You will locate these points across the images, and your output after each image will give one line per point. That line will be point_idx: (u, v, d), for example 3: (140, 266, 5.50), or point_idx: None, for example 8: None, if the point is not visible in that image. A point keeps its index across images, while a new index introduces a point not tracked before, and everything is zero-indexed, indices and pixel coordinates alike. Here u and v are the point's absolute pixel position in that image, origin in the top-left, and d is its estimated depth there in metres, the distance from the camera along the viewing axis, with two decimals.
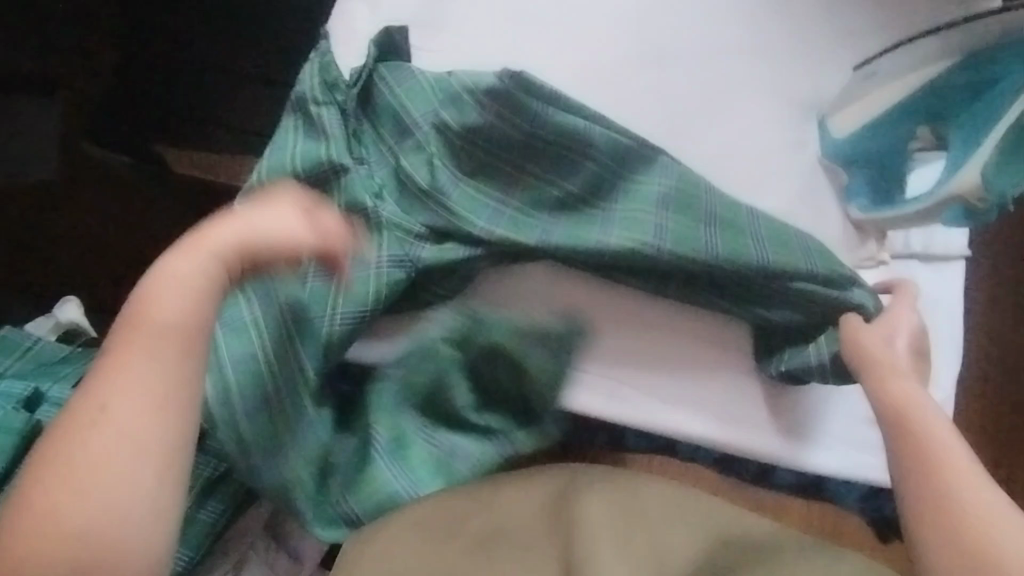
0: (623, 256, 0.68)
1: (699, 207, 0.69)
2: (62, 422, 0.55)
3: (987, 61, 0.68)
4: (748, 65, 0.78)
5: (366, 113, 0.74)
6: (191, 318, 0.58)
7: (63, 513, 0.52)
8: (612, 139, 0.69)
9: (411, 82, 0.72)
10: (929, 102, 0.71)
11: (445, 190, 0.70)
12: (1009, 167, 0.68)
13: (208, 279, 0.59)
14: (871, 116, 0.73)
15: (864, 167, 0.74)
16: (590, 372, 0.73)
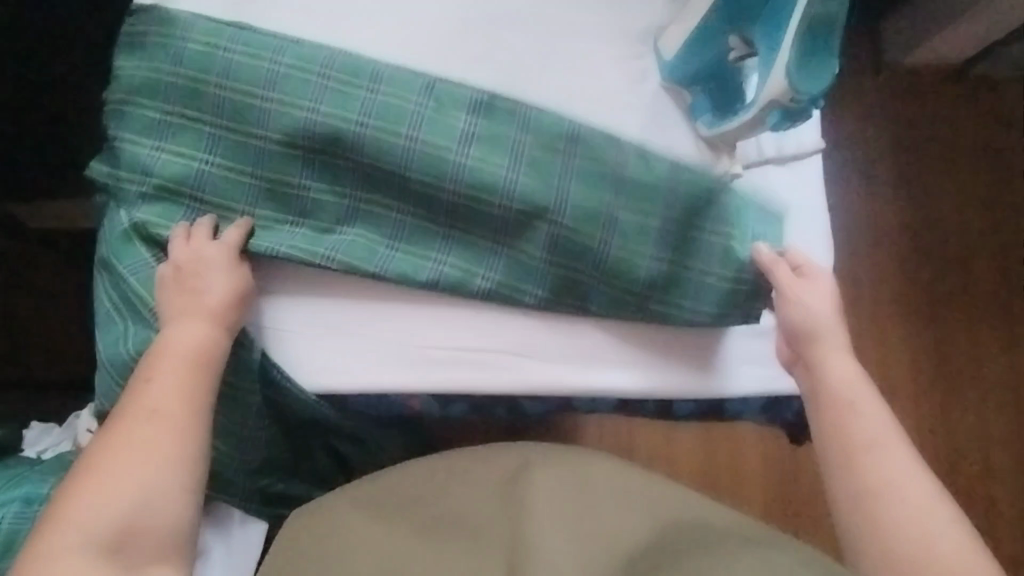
0: (463, 222, 0.73)
1: (558, 148, 0.73)
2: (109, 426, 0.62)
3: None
4: (575, 13, 0.79)
5: (159, 95, 0.73)
6: (201, 368, 0.66)
7: (113, 480, 0.59)
8: (443, 90, 0.73)
9: (190, 56, 0.73)
10: (731, 8, 0.72)
11: (256, 168, 0.73)
12: (807, 69, 0.67)
13: (210, 348, 0.67)
14: (685, 30, 0.76)
15: (695, 82, 0.77)
16: (494, 350, 0.74)
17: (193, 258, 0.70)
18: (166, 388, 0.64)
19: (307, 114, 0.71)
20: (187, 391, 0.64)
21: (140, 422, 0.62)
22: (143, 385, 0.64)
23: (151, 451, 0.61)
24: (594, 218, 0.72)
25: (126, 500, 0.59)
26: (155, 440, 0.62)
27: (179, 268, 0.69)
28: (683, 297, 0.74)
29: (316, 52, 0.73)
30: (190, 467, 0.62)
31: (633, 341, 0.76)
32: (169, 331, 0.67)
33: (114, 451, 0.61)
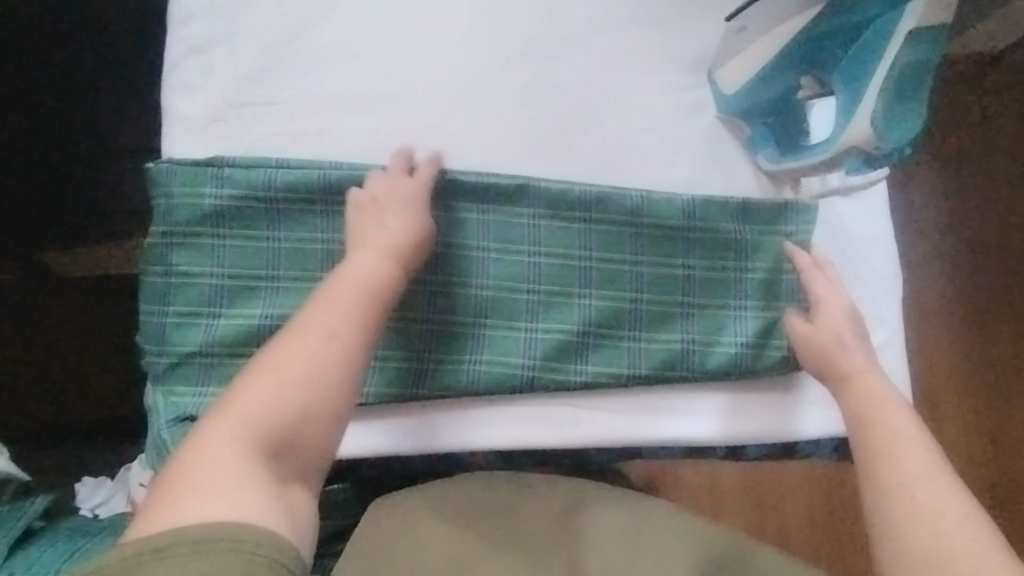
0: (502, 309, 0.72)
1: (573, 233, 0.73)
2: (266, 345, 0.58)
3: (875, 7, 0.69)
4: (619, 44, 0.79)
5: (172, 225, 0.72)
6: (367, 289, 0.61)
7: (247, 398, 0.55)
8: (454, 179, 0.71)
9: (201, 187, 0.72)
10: (804, 54, 0.73)
11: (270, 291, 0.72)
12: (896, 119, 0.68)
13: (385, 285, 0.62)
14: (749, 75, 0.76)
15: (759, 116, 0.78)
16: (548, 407, 0.73)
17: (391, 188, 0.68)
18: (325, 319, 0.58)
19: (321, 236, 0.72)
20: (345, 307, 0.59)
21: (294, 336, 0.58)
22: (325, 291, 0.60)
23: (308, 368, 0.56)
24: (625, 310, 0.73)
25: (264, 421, 0.54)
26: (301, 360, 0.56)
27: (394, 178, 0.68)
28: (725, 335, 0.74)
29: (310, 171, 0.72)
30: (311, 391, 0.56)
31: (701, 402, 0.75)
32: (383, 240, 0.64)
33: (270, 370, 0.56)
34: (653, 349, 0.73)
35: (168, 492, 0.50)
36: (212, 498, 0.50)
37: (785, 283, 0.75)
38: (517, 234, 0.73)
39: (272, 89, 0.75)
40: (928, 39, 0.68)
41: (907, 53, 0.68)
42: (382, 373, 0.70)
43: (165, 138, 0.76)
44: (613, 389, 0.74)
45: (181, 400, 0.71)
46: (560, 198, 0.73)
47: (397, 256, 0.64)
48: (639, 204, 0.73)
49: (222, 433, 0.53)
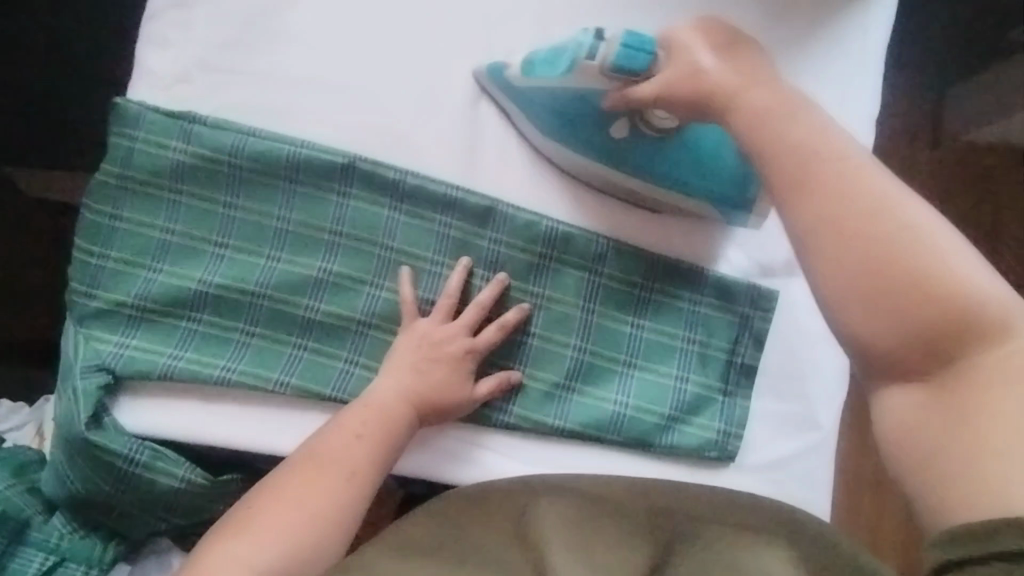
0: None
1: (531, 270, 0.72)
2: (301, 453, 0.65)
3: (581, 91, 0.68)
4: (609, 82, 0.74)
5: (128, 169, 0.70)
6: (394, 405, 0.67)
7: (300, 471, 0.63)
8: (422, 185, 0.71)
9: (166, 137, 0.70)
10: (670, 157, 0.71)
11: (212, 258, 0.70)
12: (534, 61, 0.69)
13: (405, 423, 0.67)
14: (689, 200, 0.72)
15: (749, 197, 0.72)
16: (465, 439, 0.71)
17: (448, 338, 0.69)
18: (348, 434, 0.65)
19: (278, 215, 0.70)
20: (366, 440, 0.65)
21: (324, 445, 0.65)
22: (342, 420, 0.66)
23: (339, 457, 0.64)
24: (564, 359, 0.72)
25: (306, 501, 0.62)
26: (340, 440, 0.65)
27: (452, 333, 0.69)
28: (659, 404, 0.72)
29: (278, 144, 0.70)
30: (352, 462, 0.64)
31: (619, 463, 0.72)
32: (411, 376, 0.68)
33: (299, 483, 0.63)
34: (584, 403, 0.72)
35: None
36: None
37: (731, 363, 0.74)
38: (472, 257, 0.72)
39: (243, 60, 0.71)
40: (622, 42, 0.65)
41: (624, 70, 0.65)
42: (306, 365, 0.69)
43: (130, 88, 0.72)
44: (524, 435, 0.72)
45: (101, 350, 0.68)
46: (527, 233, 0.72)
47: (415, 388, 0.68)
48: (602, 253, 0.73)
49: (235, 546, 0.59)
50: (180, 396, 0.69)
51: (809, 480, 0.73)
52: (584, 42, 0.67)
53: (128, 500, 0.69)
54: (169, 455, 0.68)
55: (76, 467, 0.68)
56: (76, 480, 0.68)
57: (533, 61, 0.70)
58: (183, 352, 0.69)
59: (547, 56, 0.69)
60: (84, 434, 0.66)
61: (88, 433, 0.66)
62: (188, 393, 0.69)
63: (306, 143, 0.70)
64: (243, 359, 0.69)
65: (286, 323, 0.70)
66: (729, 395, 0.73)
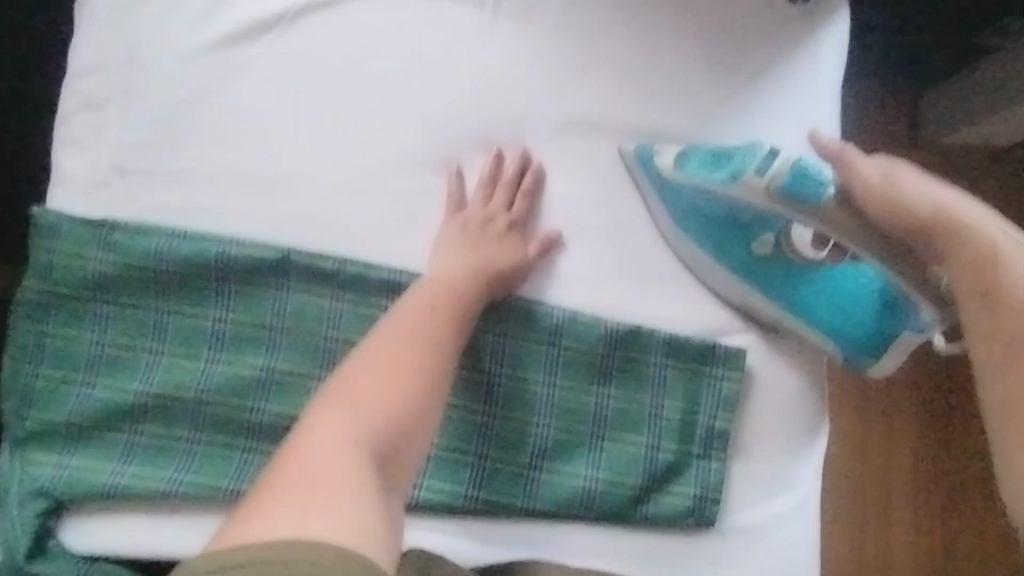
0: None
1: (482, 345, 0.69)
2: (312, 412, 0.55)
3: (736, 200, 0.67)
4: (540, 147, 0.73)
5: (52, 282, 0.67)
6: (428, 335, 0.61)
7: (338, 416, 0.54)
8: (360, 270, 0.68)
9: (90, 246, 0.67)
10: (806, 279, 0.70)
11: (147, 367, 0.67)
12: (703, 167, 0.68)
13: (442, 342, 0.61)
14: (805, 329, 0.71)
15: (877, 341, 0.69)
16: (424, 527, 0.68)
17: (479, 225, 0.70)
18: (383, 358, 0.59)
19: (213, 316, 0.68)
20: (408, 371, 0.58)
21: (349, 396, 0.56)
22: (363, 358, 0.59)
23: (380, 404, 0.56)
24: (524, 435, 0.69)
25: (370, 447, 0.53)
26: (371, 397, 0.56)
27: (490, 215, 0.70)
28: (629, 475, 0.69)
29: (206, 243, 0.68)
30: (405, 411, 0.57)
31: (593, 542, 0.69)
32: (466, 255, 0.68)
33: (354, 426, 0.54)
34: (549, 482, 0.69)
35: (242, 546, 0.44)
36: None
37: (701, 424, 0.71)
38: None
39: (162, 158, 0.70)
40: (794, 166, 0.63)
41: (788, 199, 0.63)
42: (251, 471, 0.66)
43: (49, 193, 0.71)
44: (489, 521, 0.69)
45: (37, 474, 0.65)
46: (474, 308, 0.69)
47: (425, 307, 0.63)
48: (559, 324, 0.70)
49: (304, 463, 0.51)
50: (125, 513, 0.66)
51: (793, 539, 0.70)
52: (750, 157, 0.66)
53: None
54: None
55: None
56: None
57: (687, 154, 0.70)
58: (124, 469, 0.66)
59: (705, 156, 0.69)
60: (25, 565, 0.63)
61: (28, 564, 0.63)
62: (134, 510, 0.66)
63: (236, 238, 0.68)
64: (188, 469, 0.66)
65: (231, 428, 0.67)
66: (703, 459, 0.70)
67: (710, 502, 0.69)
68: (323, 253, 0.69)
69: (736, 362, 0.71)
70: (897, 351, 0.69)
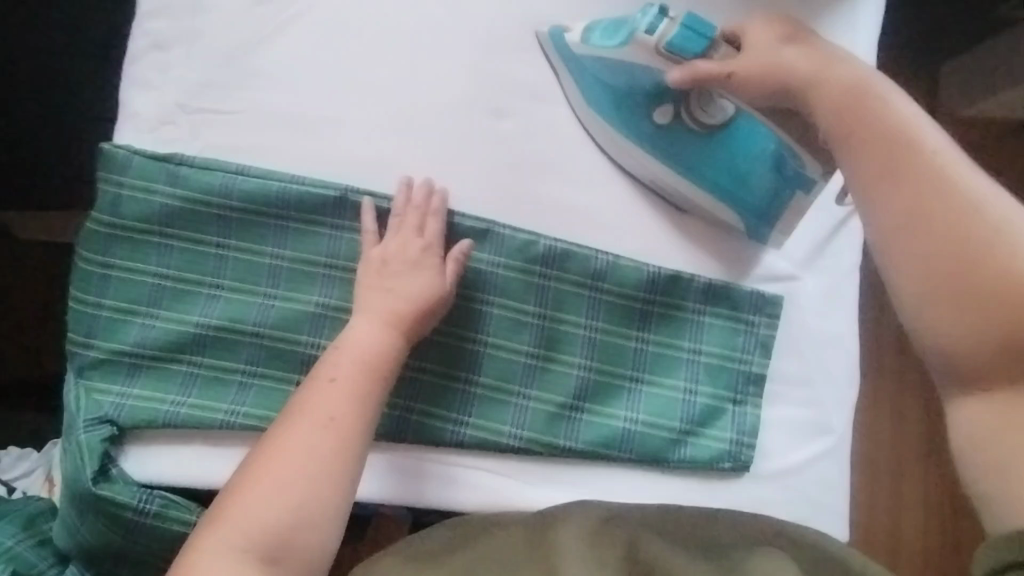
0: (444, 361, 0.70)
1: (529, 289, 0.71)
2: (273, 430, 0.61)
3: (632, 66, 0.69)
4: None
5: (117, 216, 0.69)
6: (377, 340, 0.64)
7: (292, 435, 0.60)
8: None
9: (154, 182, 0.69)
10: (708, 150, 0.71)
11: (206, 299, 0.69)
12: (603, 36, 0.71)
13: (381, 347, 0.64)
14: (700, 195, 0.72)
15: (775, 208, 0.72)
16: (475, 467, 0.70)
17: (401, 249, 0.68)
18: (343, 369, 0.63)
19: (272, 252, 0.70)
20: (349, 384, 0.63)
21: (293, 419, 0.61)
22: (324, 366, 0.63)
23: (329, 421, 0.61)
24: (567, 377, 0.71)
25: (285, 473, 0.59)
26: (325, 413, 0.61)
27: (404, 239, 0.68)
28: (670, 419, 0.71)
29: (266, 181, 0.70)
30: (353, 420, 0.62)
31: (630, 480, 0.71)
32: (381, 277, 0.67)
33: (258, 456, 0.60)
34: (593, 423, 0.71)
35: (214, 526, 0.57)
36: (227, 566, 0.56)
37: (741, 369, 0.73)
38: (472, 280, 0.71)
39: (227, 99, 0.71)
40: (683, 23, 0.66)
41: (675, 55, 0.67)
42: None
43: (115, 130, 0.73)
44: (530, 458, 0.71)
45: (101, 401, 0.67)
46: (524, 252, 0.71)
47: (393, 312, 0.66)
48: (602, 269, 0.72)
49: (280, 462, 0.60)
50: (185, 441, 0.68)
51: (823, 483, 0.72)
52: (643, 18, 0.68)
53: (142, 548, 0.68)
54: (181, 502, 0.67)
55: (87, 520, 0.67)
56: (88, 535, 0.67)
57: (593, 30, 0.72)
58: (185, 398, 0.68)
59: (606, 28, 0.71)
60: (90, 488, 0.65)
61: (94, 488, 0.65)
62: (195, 439, 0.68)
63: (295, 176, 0.70)
64: (247, 400, 0.68)
65: (287, 361, 0.69)
66: (739, 403, 0.73)
67: (749, 446, 0.72)
68: (378, 193, 0.71)
69: (774, 310, 0.73)
70: (793, 217, 0.72)
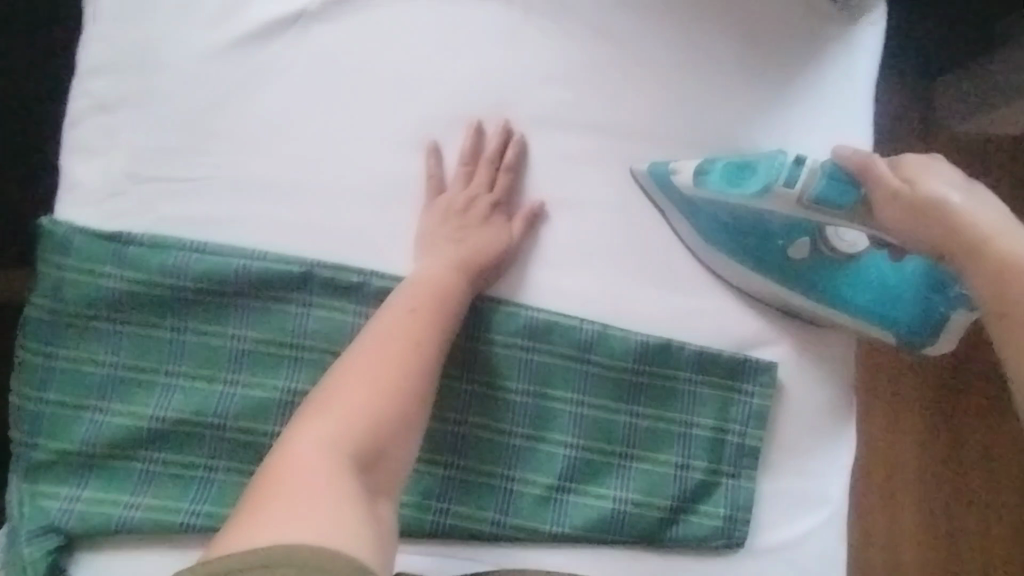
0: (423, 446, 0.66)
1: (513, 364, 0.67)
2: (311, 403, 0.54)
3: (772, 213, 0.65)
4: (568, 152, 0.69)
5: (60, 301, 0.64)
6: (421, 303, 0.60)
7: (341, 402, 0.54)
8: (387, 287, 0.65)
9: (99, 263, 0.63)
10: (856, 283, 0.67)
11: (161, 388, 0.64)
12: (733, 178, 0.65)
13: (425, 316, 0.60)
14: (859, 324, 0.68)
15: (929, 321, 0.67)
16: (458, 555, 0.66)
17: (467, 208, 0.67)
18: (387, 330, 0.58)
19: (233, 334, 0.65)
20: (410, 347, 0.57)
21: (341, 384, 0.55)
22: (365, 338, 0.58)
23: (388, 387, 0.55)
24: (556, 457, 0.67)
25: (343, 440, 0.52)
26: (378, 374, 0.56)
27: (473, 193, 0.67)
28: (662, 496, 0.68)
29: (223, 259, 0.64)
30: (409, 388, 0.56)
31: (623, 564, 0.67)
32: (451, 247, 0.65)
33: (296, 439, 0.52)
34: (583, 506, 0.67)
35: (268, 503, 0.47)
36: (326, 515, 0.46)
37: (736, 440, 0.69)
38: (451, 357, 0.67)
39: (177, 167, 0.66)
40: (825, 172, 0.61)
41: (823, 206, 0.61)
42: None
43: (57, 202, 0.67)
44: (515, 546, 0.67)
45: (48, 507, 0.61)
46: (505, 325, 0.67)
47: (460, 257, 0.64)
48: (590, 340, 0.68)
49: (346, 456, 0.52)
50: (139, 546, 0.63)
51: (824, 556, 0.69)
52: (778, 168, 0.62)
53: None
54: None
55: None
56: None
57: (707, 169, 0.67)
58: (140, 500, 0.62)
59: (725, 168, 0.66)
60: None
61: None
62: (150, 543, 0.63)
63: (254, 252, 0.65)
64: (207, 499, 0.63)
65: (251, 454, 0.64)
66: (734, 476, 0.69)
67: (745, 524, 0.68)
68: (344, 266, 0.66)
69: (771, 377, 0.69)
70: (957, 330, 0.67)
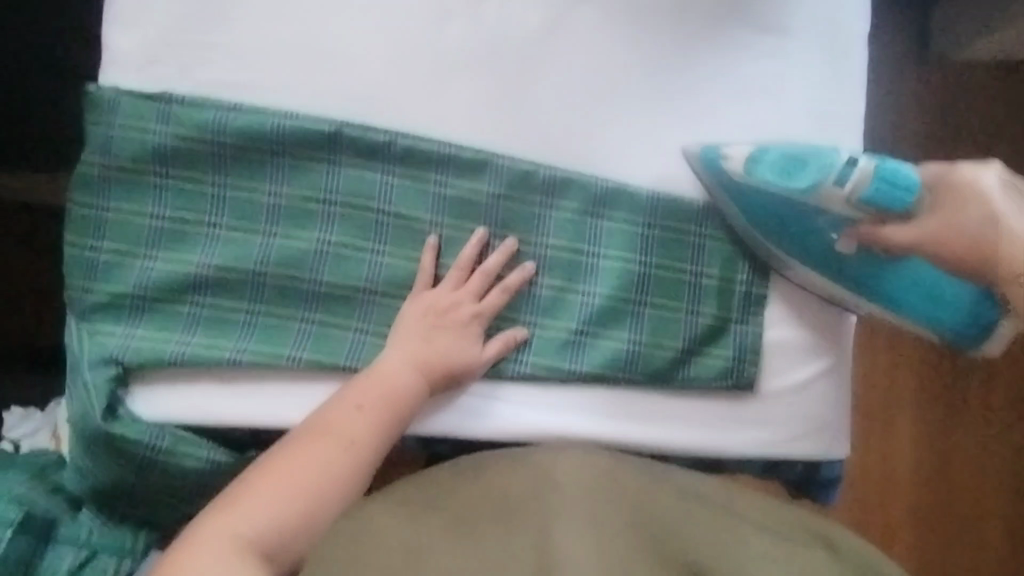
0: None
1: (531, 217, 0.72)
2: (291, 438, 0.64)
3: (822, 207, 0.69)
4: (575, 23, 0.73)
5: (110, 157, 0.68)
6: (405, 379, 0.67)
7: (307, 454, 0.63)
8: (413, 145, 0.70)
9: (146, 122, 0.68)
10: (898, 277, 0.69)
11: (205, 238, 0.69)
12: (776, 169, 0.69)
13: (414, 389, 0.67)
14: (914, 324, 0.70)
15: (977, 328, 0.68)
16: (485, 395, 0.71)
17: (454, 308, 0.69)
18: (356, 428, 0.64)
19: (270, 188, 0.70)
20: (367, 415, 0.65)
21: (311, 445, 0.63)
22: (351, 384, 0.66)
23: (345, 448, 0.64)
24: (574, 303, 0.72)
25: (286, 498, 0.61)
26: (340, 437, 0.64)
27: (459, 300, 0.69)
28: (673, 340, 0.72)
29: (259, 118, 0.69)
30: (362, 446, 0.64)
31: (639, 403, 0.72)
32: (433, 319, 0.69)
33: (272, 459, 0.63)
34: (599, 347, 0.71)
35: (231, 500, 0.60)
36: (274, 510, 0.61)
37: (742, 290, 0.74)
38: (472, 212, 0.71)
39: (212, 37, 0.70)
40: (877, 176, 0.67)
41: (873, 206, 0.67)
42: (316, 338, 0.69)
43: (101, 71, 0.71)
44: (537, 386, 0.71)
45: (107, 342, 0.67)
46: (523, 181, 0.71)
47: (422, 358, 0.68)
48: (603, 195, 0.72)
49: (366, 398, 0.65)
50: (192, 381, 0.68)
51: (828, 397, 0.73)
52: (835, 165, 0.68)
53: (156, 488, 0.68)
54: (191, 438, 0.66)
55: (99, 460, 0.67)
56: (102, 474, 0.67)
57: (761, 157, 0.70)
58: (191, 337, 0.68)
59: (777, 161, 0.70)
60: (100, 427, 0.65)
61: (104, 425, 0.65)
62: (201, 377, 0.68)
63: (287, 113, 0.69)
64: (253, 337, 0.68)
65: (292, 298, 0.69)
66: (741, 323, 0.73)
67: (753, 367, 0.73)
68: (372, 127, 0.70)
69: None
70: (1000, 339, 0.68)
